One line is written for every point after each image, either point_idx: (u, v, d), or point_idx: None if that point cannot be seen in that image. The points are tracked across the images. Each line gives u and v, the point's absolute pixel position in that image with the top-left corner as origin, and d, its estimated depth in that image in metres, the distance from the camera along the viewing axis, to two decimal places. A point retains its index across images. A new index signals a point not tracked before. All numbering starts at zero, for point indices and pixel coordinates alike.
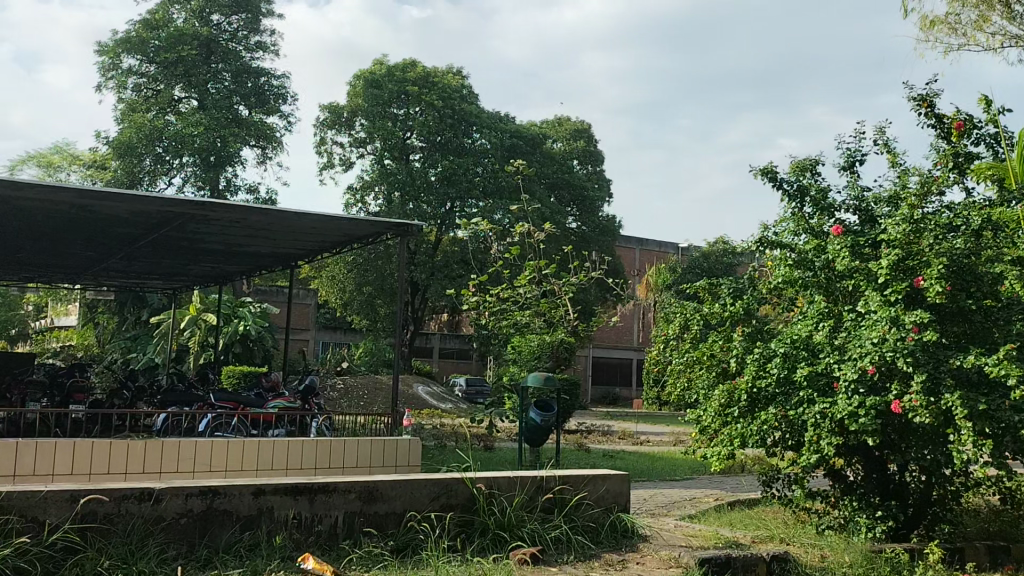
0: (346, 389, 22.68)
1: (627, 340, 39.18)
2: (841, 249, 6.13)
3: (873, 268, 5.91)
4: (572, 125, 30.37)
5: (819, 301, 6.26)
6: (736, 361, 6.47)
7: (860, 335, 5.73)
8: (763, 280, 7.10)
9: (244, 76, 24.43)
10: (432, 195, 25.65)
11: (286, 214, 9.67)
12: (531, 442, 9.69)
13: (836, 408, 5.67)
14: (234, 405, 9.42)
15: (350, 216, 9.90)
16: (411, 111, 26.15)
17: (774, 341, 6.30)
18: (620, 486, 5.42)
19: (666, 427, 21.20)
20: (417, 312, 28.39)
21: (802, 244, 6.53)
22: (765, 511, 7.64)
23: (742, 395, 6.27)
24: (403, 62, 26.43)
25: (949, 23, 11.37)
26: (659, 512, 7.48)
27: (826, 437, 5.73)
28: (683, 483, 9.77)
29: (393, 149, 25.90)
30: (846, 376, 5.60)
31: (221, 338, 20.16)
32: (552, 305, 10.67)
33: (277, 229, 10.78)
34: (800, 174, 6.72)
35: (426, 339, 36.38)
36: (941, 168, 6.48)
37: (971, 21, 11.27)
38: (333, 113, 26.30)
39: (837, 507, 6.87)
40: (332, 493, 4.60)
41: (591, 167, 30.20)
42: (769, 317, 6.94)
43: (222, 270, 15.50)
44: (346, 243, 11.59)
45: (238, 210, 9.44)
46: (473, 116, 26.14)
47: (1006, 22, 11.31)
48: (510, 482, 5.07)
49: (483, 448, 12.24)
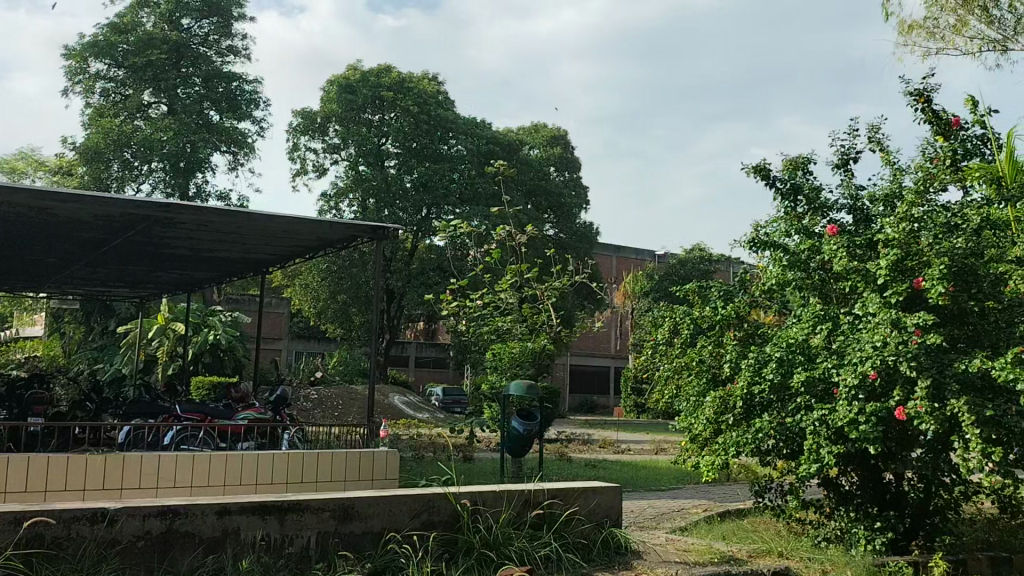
0: (320, 399, 22.24)
1: (605, 348, 38.98)
2: (837, 249, 5.89)
3: (872, 269, 5.67)
4: (549, 131, 30.15)
5: (814, 303, 6.02)
6: (730, 367, 6.20)
7: (859, 338, 5.48)
8: (754, 282, 6.85)
9: (216, 81, 23.88)
10: (408, 201, 25.28)
11: (256, 217, 9.28)
12: (513, 453, 9.37)
13: (836, 414, 5.41)
14: (201, 417, 9.01)
15: (324, 219, 9.55)
16: (385, 117, 25.79)
17: (769, 344, 6.03)
18: (611, 499, 5.14)
19: (647, 435, 20.96)
20: (393, 320, 27.97)
21: (795, 244, 6.28)
22: (756, 522, 7.40)
23: (736, 402, 6.01)
24: (377, 67, 26.04)
25: (927, 27, 11.00)
26: (647, 524, 7.20)
27: (826, 446, 5.48)
28: (670, 493, 9.49)
29: (367, 155, 25.53)
30: (846, 381, 5.35)
31: (191, 348, 19.64)
32: (534, 311, 10.36)
33: (247, 233, 10.39)
34: (792, 170, 6.46)
35: (402, 348, 35.97)
36: (939, 164, 6.26)
37: (949, 25, 10.88)
38: (306, 119, 25.85)
39: (832, 517, 6.63)
40: (304, 511, 4.26)
41: (568, 174, 29.94)
42: (759, 320, 6.70)
43: (191, 278, 15.05)
44: (320, 248, 11.22)
45: (206, 213, 9.05)
46: (449, 122, 25.83)
47: (983, 26, 10.83)
48: (495, 497, 4.77)
49: (462, 459, 11.90)
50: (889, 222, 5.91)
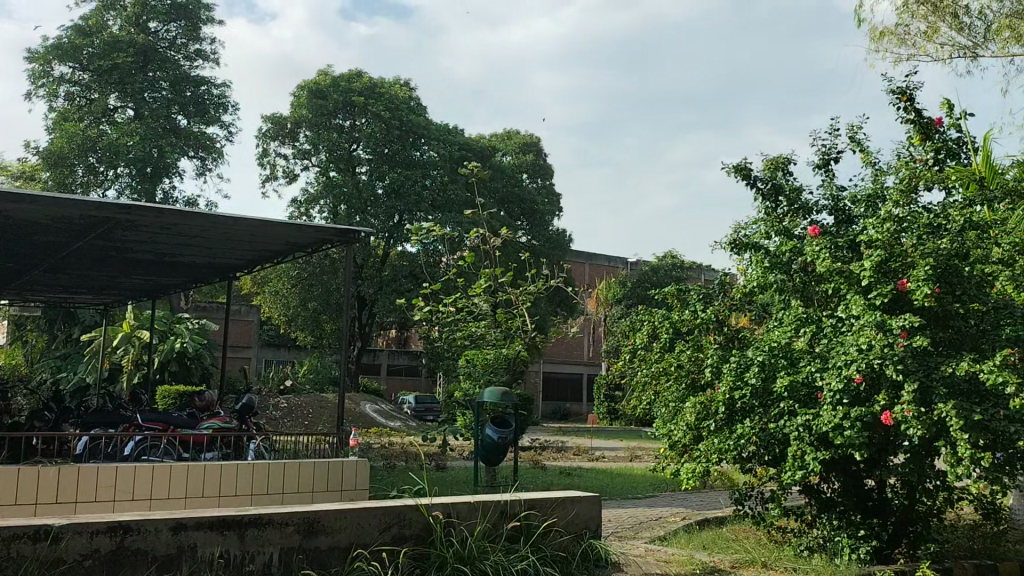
0: (290, 408, 21.87)
1: (577, 355, 38.82)
2: (819, 250, 5.74)
3: (855, 270, 5.52)
4: (521, 138, 29.96)
5: (797, 306, 5.87)
6: (711, 371, 6.02)
7: (843, 341, 5.33)
8: (734, 285, 6.69)
9: (183, 84, 23.43)
10: (379, 208, 24.96)
11: (221, 219, 8.99)
12: (486, 461, 9.15)
13: (820, 419, 5.24)
14: (163, 427, 8.68)
15: (294, 222, 9.28)
16: (357, 123, 25.50)
17: (751, 348, 5.85)
18: (591, 509, 4.93)
19: (621, 442, 20.82)
20: (364, 328, 27.61)
21: (776, 245, 6.12)
22: (736, 530, 7.25)
23: (717, 408, 5.83)
24: (348, 72, 25.74)
25: (897, 35, 10.02)
26: (625, 534, 7.01)
27: (810, 452, 5.30)
28: (647, 501, 9.31)
29: (338, 161, 25.22)
30: (830, 386, 5.19)
31: (156, 356, 19.16)
32: (508, 316, 10.15)
33: (212, 236, 10.08)
34: (773, 170, 6.32)
35: (374, 356, 35.58)
36: (921, 162, 6.15)
37: (920, 32, 9.84)
38: (275, 124, 25.46)
39: (814, 525, 6.49)
40: (266, 526, 4.00)
41: (541, 180, 29.76)
42: (740, 323, 6.53)
43: (155, 284, 14.66)
44: (288, 252, 10.92)
45: (169, 215, 8.73)
46: (421, 128, 25.58)
47: (954, 33, 9.78)
48: (470, 509, 4.55)
49: (434, 468, 11.64)
50: (873, 222, 5.79)
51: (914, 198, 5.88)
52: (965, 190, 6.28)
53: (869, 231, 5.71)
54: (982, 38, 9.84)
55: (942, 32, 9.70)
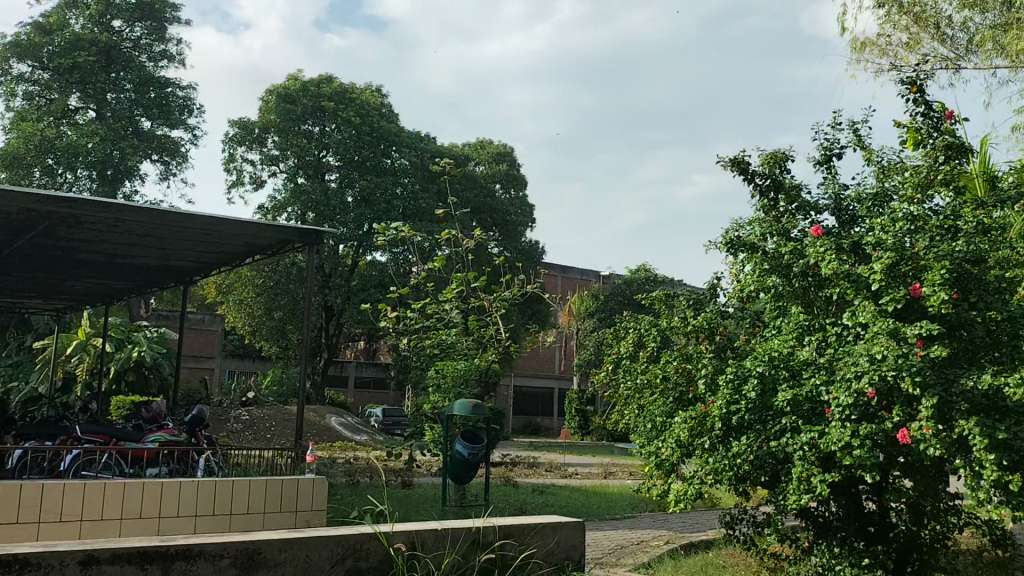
0: (252, 421, 21.16)
1: (549, 369, 38.26)
2: (824, 252, 5.26)
3: (864, 275, 5.05)
4: (494, 147, 29.40)
5: (797, 313, 5.38)
6: (705, 384, 5.49)
7: (853, 351, 4.83)
8: (728, 289, 6.18)
9: (148, 86, 22.61)
10: (348, 216, 24.26)
11: (174, 215, 8.35)
12: (456, 480, 8.58)
13: (828, 437, 4.73)
14: (106, 440, 7.99)
15: (253, 219, 8.64)
16: (326, 129, 24.84)
17: (748, 358, 5.34)
18: (573, 535, 4.37)
19: (595, 459, 20.28)
20: (332, 339, 26.86)
21: (774, 246, 5.63)
22: (724, 555, 6.78)
23: (713, 423, 5.29)
24: (318, 77, 25.12)
25: (879, 45, 9.46)
26: (608, 561, 6.47)
27: (817, 473, 4.78)
28: (626, 522, 8.75)
29: (307, 167, 24.51)
30: (838, 401, 4.69)
31: (112, 366, 18.30)
32: (481, 324, 9.54)
33: (165, 235, 9.41)
34: (771, 165, 5.85)
35: (341, 368, 34.81)
36: (928, 158, 5.71)
37: (902, 42, 9.27)
38: (242, 129, 24.65)
39: (811, 552, 6.01)
40: (195, 559, 3.36)
41: (514, 191, 29.22)
42: (732, 333, 6.04)
43: (108, 288, 13.90)
44: (247, 253, 10.27)
45: (115, 210, 8.05)
46: (392, 135, 25.00)
47: (937, 45, 9.18)
48: (437, 538, 3.97)
49: (401, 485, 11.03)
50: (881, 221, 5.32)
51: (925, 196, 5.41)
52: (951, 197, 5.55)
53: (876, 232, 5.24)
54: (965, 51, 9.21)
55: (924, 42, 9.20)
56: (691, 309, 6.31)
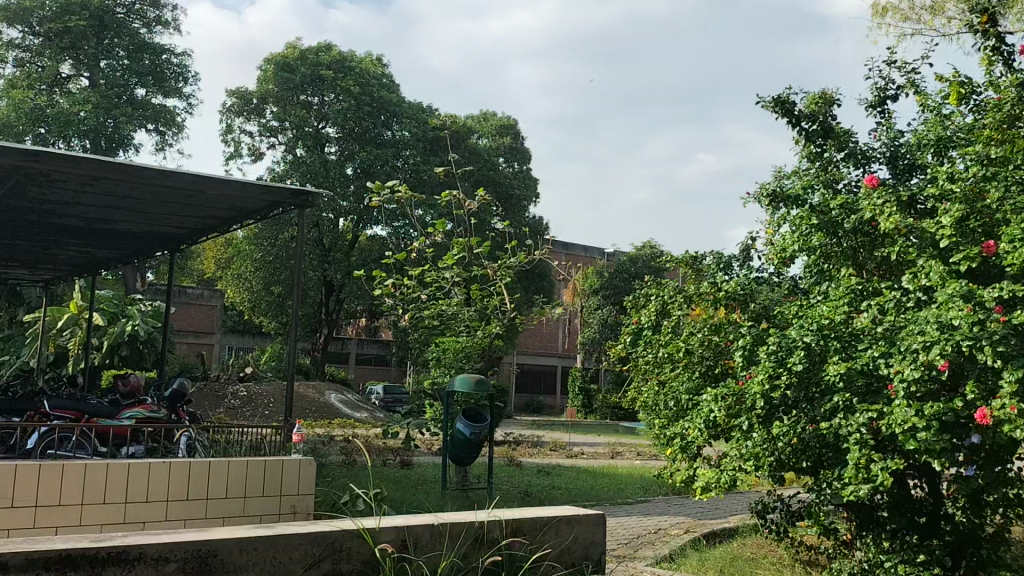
0: (250, 398, 20.64)
1: (552, 346, 37.69)
2: (883, 205, 4.59)
3: (931, 231, 4.37)
4: (498, 120, 28.65)
5: (848, 275, 4.71)
6: (743, 356, 4.80)
7: (919, 318, 4.16)
8: (766, 251, 5.51)
9: (142, 53, 21.77)
10: (348, 188, 23.60)
11: (150, 172, 7.64)
12: (457, 460, 7.93)
13: (889, 418, 4.08)
14: (76, 415, 7.35)
15: (239, 178, 7.94)
16: (325, 99, 24.04)
17: (792, 326, 4.65)
18: (593, 531, 3.73)
19: (601, 437, 19.70)
20: (332, 315, 26.26)
21: (820, 199, 4.97)
22: (750, 546, 6.21)
23: (753, 402, 4.59)
24: (317, 45, 24.28)
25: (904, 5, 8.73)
26: (627, 553, 5.82)
27: (878, 459, 4.10)
28: (641, 508, 8.09)
29: (306, 138, 23.76)
30: (903, 375, 4.01)
31: (103, 340, 17.65)
32: (484, 293, 8.80)
33: (146, 196, 8.72)
34: (817, 109, 5.19)
35: (342, 344, 34.23)
36: (1004, 95, 4.94)
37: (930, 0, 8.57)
38: (240, 99, 23.86)
39: (854, 546, 5.38)
40: (132, 565, 2.68)
41: (518, 165, 28.48)
42: (766, 301, 5.38)
43: (93, 257, 13.22)
44: (235, 218, 9.57)
45: (86, 165, 7.33)
46: (393, 105, 24.20)
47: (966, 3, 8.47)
48: (433, 535, 3.33)
49: (399, 465, 10.43)
50: (947, 169, 4.65)
51: (1006, 135, 4.67)
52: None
53: (942, 183, 4.56)
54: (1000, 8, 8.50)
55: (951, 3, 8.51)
56: (720, 274, 5.64)
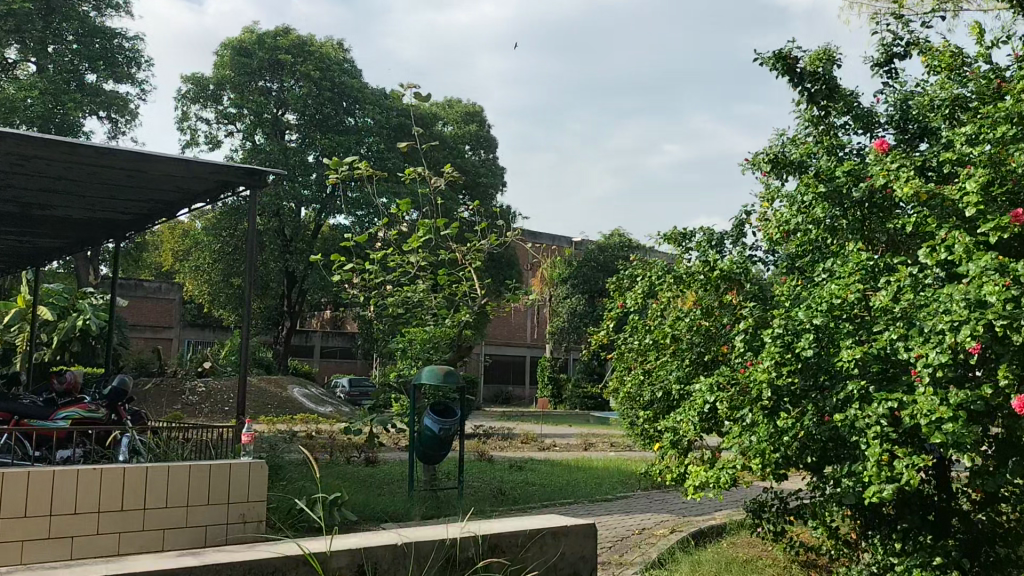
0: (208, 393, 19.90)
1: (521, 337, 37.24)
2: (898, 172, 4.12)
3: (953, 197, 3.90)
4: (463, 107, 28.02)
5: (857, 250, 4.24)
6: (743, 341, 4.31)
7: (944, 296, 3.68)
8: (764, 227, 5.03)
9: (93, 36, 20.72)
10: (310, 176, 22.81)
11: (83, 149, 6.94)
12: (425, 458, 7.39)
13: (913, 408, 3.60)
14: (6, 417, 6.65)
15: (183, 156, 7.28)
16: (285, 85, 23.21)
17: (799, 305, 4.16)
18: (582, 543, 3.26)
19: (572, 428, 19.28)
20: (295, 307, 25.53)
21: (823, 166, 4.52)
22: (743, 546, 5.76)
23: (758, 393, 4.10)
24: (275, 29, 23.34)
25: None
26: (614, 558, 5.33)
27: (902, 456, 3.61)
28: (620, 505, 7.62)
29: (265, 125, 22.89)
30: (929, 359, 3.54)
31: (52, 336, 16.72)
32: (452, 279, 8.22)
33: (82, 177, 8.01)
34: (821, 67, 4.74)
35: (306, 337, 33.43)
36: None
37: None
38: (196, 85, 22.88)
39: (860, 547, 4.94)
40: None
41: (484, 153, 27.92)
42: (763, 280, 4.92)
43: (35, 247, 12.42)
44: (183, 202, 8.89)
45: (11, 141, 6.62)
46: (355, 91, 23.42)
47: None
48: (400, 561, 2.80)
49: (364, 463, 9.85)
50: (965, 130, 4.20)
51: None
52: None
53: (962, 146, 4.11)
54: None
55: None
56: (711, 252, 5.18)
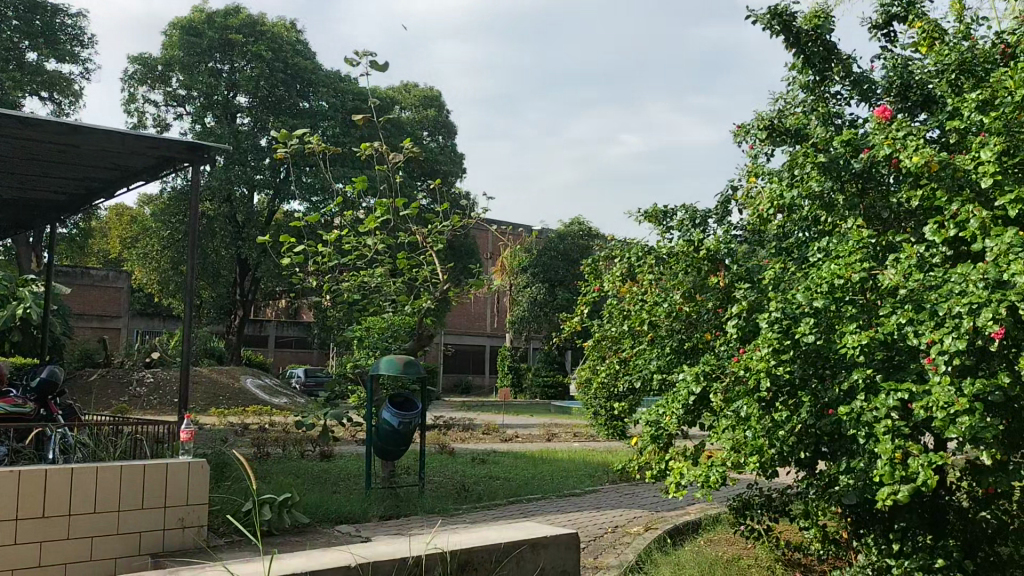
0: (157, 383, 19.14)
1: (480, 326, 36.84)
2: (905, 141, 3.78)
3: (965, 167, 3.57)
4: (421, 91, 27.42)
5: (858, 226, 3.90)
6: (734, 326, 3.94)
7: (961, 276, 3.33)
8: (753, 203, 4.69)
9: (34, 12, 19.61)
10: (263, 160, 22.02)
11: (2, 120, 6.32)
12: (382, 454, 6.93)
13: (928, 399, 3.24)
14: None
15: (116, 128, 6.68)
16: (236, 66, 22.32)
17: (797, 287, 3.80)
18: (562, 555, 2.88)
19: (534, 418, 18.93)
20: (248, 295, 24.78)
21: (819, 136, 4.17)
22: (723, 546, 5.41)
23: (752, 383, 3.73)
24: (225, 8, 22.41)
25: None
26: (589, 562, 4.94)
27: (917, 453, 3.26)
28: (590, 500, 7.26)
29: (215, 107, 22.02)
30: (947, 346, 3.17)
31: None
32: (413, 262, 7.73)
33: (9, 151, 7.37)
34: (818, 28, 4.44)
35: (260, 327, 32.59)
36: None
37: None
38: (143, 65, 21.93)
39: (850, 545, 4.62)
40: None
41: (443, 139, 27.32)
42: (751, 262, 4.56)
43: None
44: (122, 180, 8.27)
45: None
46: (309, 74, 22.66)
47: None
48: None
49: (318, 458, 9.34)
50: (974, 97, 3.88)
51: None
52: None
53: (972, 114, 3.78)
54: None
55: None
56: (695, 231, 4.82)
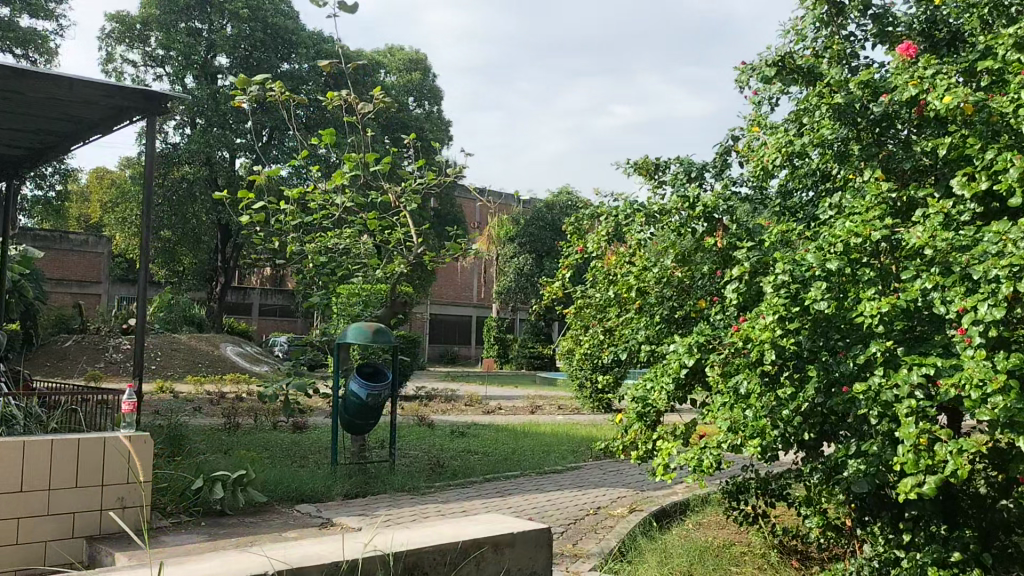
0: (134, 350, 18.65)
1: (466, 295, 36.41)
2: (933, 81, 3.30)
3: (1005, 109, 3.10)
4: (407, 55, 26.73)
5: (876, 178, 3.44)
6: (732, 290, 3.49)
7: (1000, 233, 2.87)
8: (755, 156, 4.22)
9: None
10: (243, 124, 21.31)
11: None
12: (352, 427, 6.50)
13: (960, 376, 2.79)
14: None
15: (61, 73, 6.07)
16: (215, 26, 21.56)
17: (808, 245, 3.33)
18: (531, 553, 2.45)
19: (519, 389, 18.59)
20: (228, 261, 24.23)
21: (833, 78, 3.70)
22: (712, 530, 5.02)
23: (755, 355, 3.28)
24: None
25: None
26: (570, 548, 4.53)
27: (944, 438, 2.82)
28: (571, 477, 6.85)
29: (193, 67, 21.27)
30: (983, 315, 2.72)
31: None
32: (386, 224, 7.24)
33: None
34: None
35: (243, 294, 32.09)
36: None
37: None
38: (120, 23, 21.12)
39: (852, 533, 4.22)
40: None
41: (429, 106, 26.65)
42: (750, 222, 4.10)
43: None
44: (77, 131, 7.65)
45: None
46: (291, 35, 21.91)
47: None
48: None
49: (289, 430, 8.90)
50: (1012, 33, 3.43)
51: None
52: None
53: (1010, 51, 3.30)
54: None
55: None
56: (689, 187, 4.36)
